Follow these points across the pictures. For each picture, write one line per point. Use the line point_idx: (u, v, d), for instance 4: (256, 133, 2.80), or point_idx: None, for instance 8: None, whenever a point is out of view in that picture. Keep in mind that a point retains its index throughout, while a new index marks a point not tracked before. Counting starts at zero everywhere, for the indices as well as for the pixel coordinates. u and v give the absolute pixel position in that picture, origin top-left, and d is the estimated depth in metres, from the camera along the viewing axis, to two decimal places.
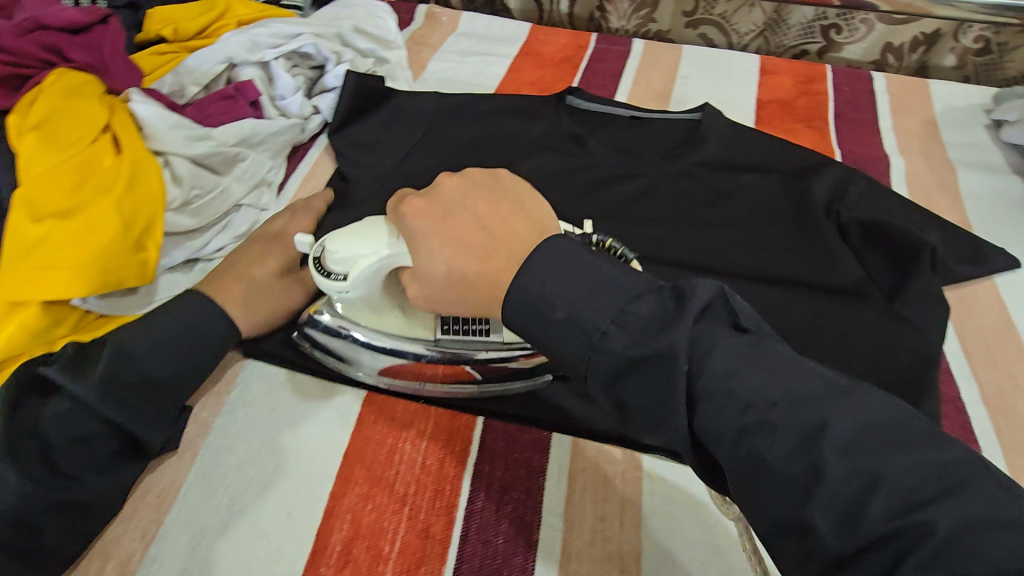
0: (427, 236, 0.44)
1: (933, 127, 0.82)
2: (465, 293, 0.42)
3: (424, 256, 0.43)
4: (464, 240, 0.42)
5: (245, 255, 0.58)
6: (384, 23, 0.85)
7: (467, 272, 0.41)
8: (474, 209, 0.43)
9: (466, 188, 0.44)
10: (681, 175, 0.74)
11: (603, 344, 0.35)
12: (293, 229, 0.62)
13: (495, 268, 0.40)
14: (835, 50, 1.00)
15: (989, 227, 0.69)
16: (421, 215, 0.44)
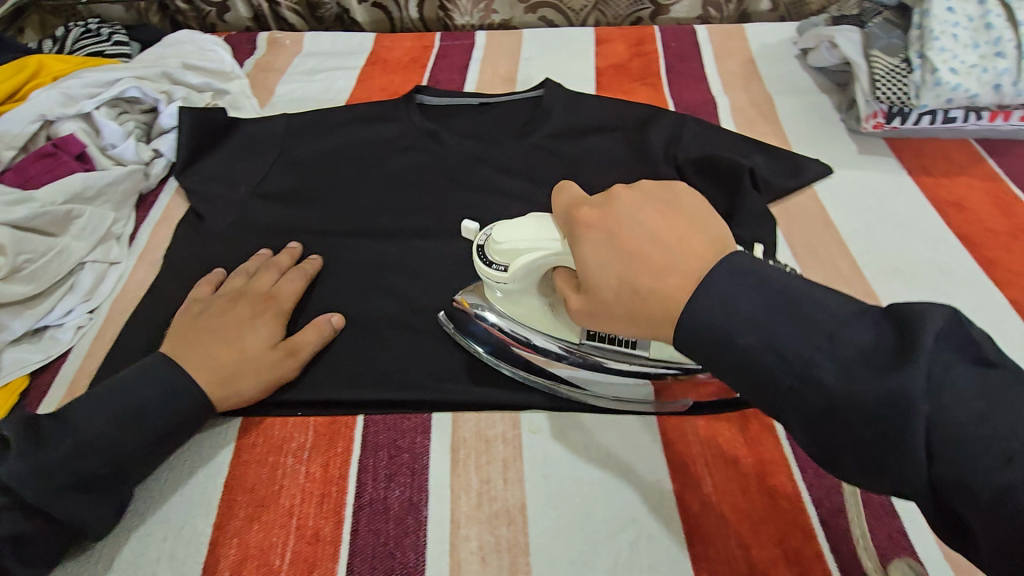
0: (592, 250, 0.39)
1: (752, 65, 0.91)
2: (635, 316, 0.37)
3: (593, 267, 0.39)
4: (635, 256, 0.37)
5: (232, 317, 0.55)
6: (217, 54, 0.85)
7: (638, 287, 0.36)
8: (649, 227, 0.38)
9: (645, 206, 0.39)
10: (531, 150, 0.78)
11: (810, 374, 0.32)
12: (284, 290, 0.59)
13: (670, 287, 0.36)
14: (663, 12, 1.08)
15: (806, 144, 0.76)
16: (597, 227, 0.39)
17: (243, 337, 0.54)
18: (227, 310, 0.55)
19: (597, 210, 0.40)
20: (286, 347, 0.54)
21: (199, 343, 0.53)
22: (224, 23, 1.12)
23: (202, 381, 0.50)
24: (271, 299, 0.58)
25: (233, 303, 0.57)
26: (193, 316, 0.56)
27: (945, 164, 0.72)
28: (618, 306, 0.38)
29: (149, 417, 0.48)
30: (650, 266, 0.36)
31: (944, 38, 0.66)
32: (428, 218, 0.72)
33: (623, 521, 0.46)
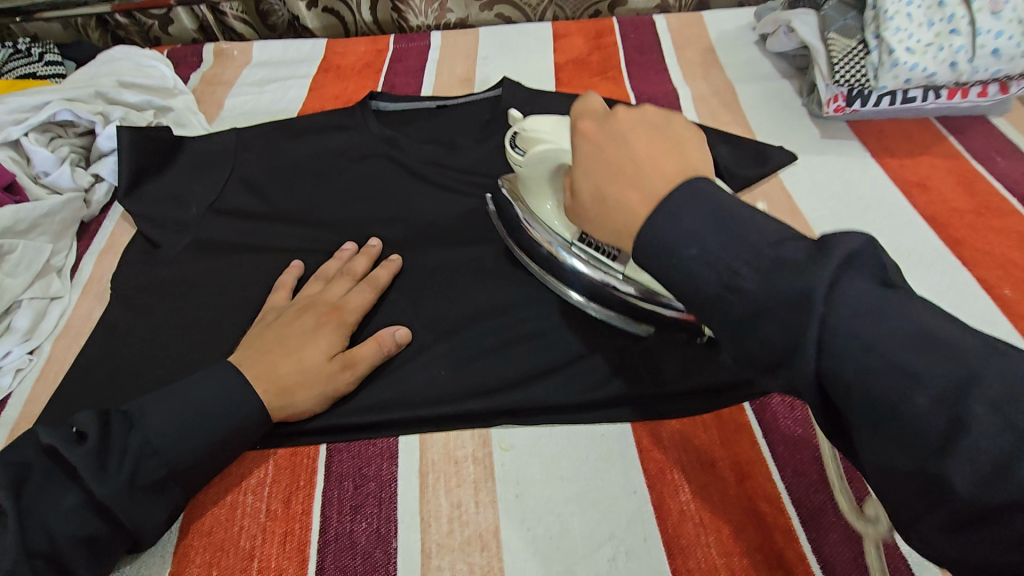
0: (581, 159, 0.40)
1: (711, 53, 0.90)
2: (604, 225, 0.38)
3: (578, 176, 0.40)
4: (615, 171, 0.37)
5: (297, 325, 0.53)
6: (157, 70, 0.81)
7: (608, 194, 0.37)
8: (632, 141, 0.37)
9: (634, 120, 0.39)
10: (492, 152, 0.76)
11: (734, 286, 0.30)
12: (353, 301, 0.56)
13: (633, 201, 0.35)
14: (621, 3, 1.06)
15: (768, 131, 0.76)
16: (590, 139, 0.40)
17: (305, 347, 0.51)
18: (294, 320, 0.54)
19: (594, 123, 0.41)
20: (345, 362, 0.51)
21: (262, 354, 0.50)
22: (168, 36, 1.07)
23: (264, 391, 0.48)
24: (338, 308, 0.55)
25: (300, 313, 0.55)
26: (264, 327, 0.54)
27: (909, 145, 0.71)
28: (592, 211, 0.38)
29: (214, 425, 0.46)
30: (624, 174, 0.36)
31: (899, 17, 0.64)
32: (388, 228, 0.69)
33: (601, 537, 0.44)
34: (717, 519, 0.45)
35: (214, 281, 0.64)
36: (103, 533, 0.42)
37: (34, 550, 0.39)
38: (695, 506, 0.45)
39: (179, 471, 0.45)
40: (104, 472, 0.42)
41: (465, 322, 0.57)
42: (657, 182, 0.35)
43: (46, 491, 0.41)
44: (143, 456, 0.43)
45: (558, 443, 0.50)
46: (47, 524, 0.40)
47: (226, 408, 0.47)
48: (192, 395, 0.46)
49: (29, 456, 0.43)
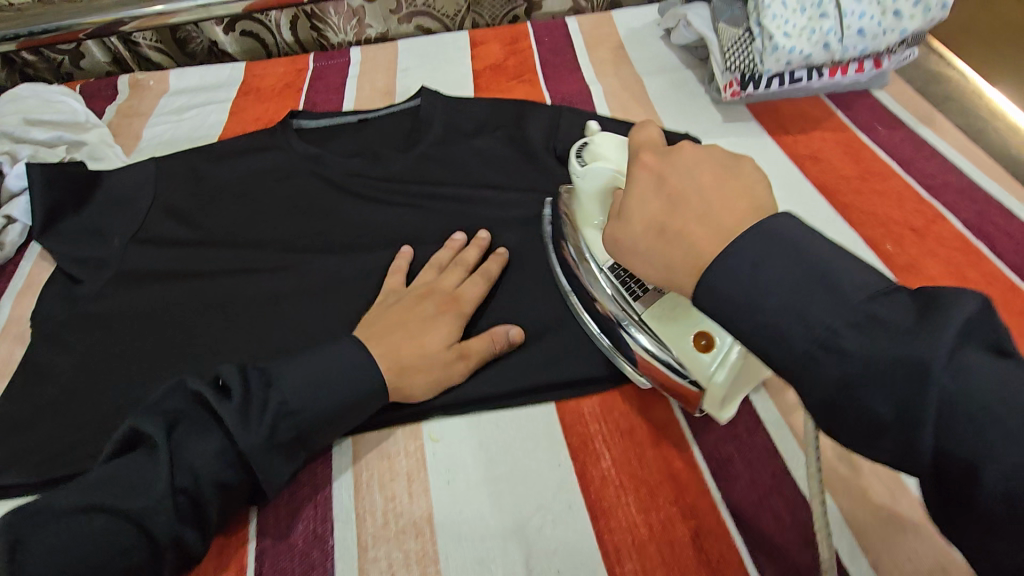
0: (639, 187, 0.42)
1: (621, 50, 0.94)
2: (654, 258, 0.40)
3: (631, 203, 0.42)
4: (676, 202, 0.39)
5: (418, 311, 0.55)
6: (66, 105, 0.81)
7: (667, 231, 0.39)
8: (698, 181, 0.39)
9: (701, 160, 0.40)
10: (415, 160, 0.77)
11: (834, 344, 0.31)
12: (468, 291, 0.58)
13: (695, 234, 0.37)
14: (536, 8, 1.10)
15: (675, 119, 0.80)
16: (650, 170, 0.42)
17: (426, 332, 0.53)
18: (414, 309, 0.55)
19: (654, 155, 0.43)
20: (460, 357, 0.52)
21: (386, 335, 0.52)
22: (81, 71, 1.06)
23: (384, 370, 0.50)
24: (458, 299, 0.57)
25: (420, 301, 0.56)
26: (383, 308, 0.57)
27: (800, 121, 0.77)
28: (644, 237, 0.40)
29: (339, 387, 0.48)
30: (684, 208, 0.39)
31: (775, 6, 0.69)
32: (316, 241, 0.70)
33: (530, 511, 0.47)
34: (637, 481, 0.48)
35: (140, 310, 0.64)
36: (234, 481, 0.44)
37: (179, 486, 0.42)
38: (616, 471, 0.48)
39: (304, 431, 0.47)
40: (247, 422, 0.44)
41: None
42: (717, 219, 0.37)
43: (191, 434, 0.44)
44: (279, 414, 0.45)
45: (487, 429, 0.52)
46: (193, 464, 0.43)
47: (348, 383, 0.48)
48: (320, 361, 0.48)
49: (180, 405, 0.45)
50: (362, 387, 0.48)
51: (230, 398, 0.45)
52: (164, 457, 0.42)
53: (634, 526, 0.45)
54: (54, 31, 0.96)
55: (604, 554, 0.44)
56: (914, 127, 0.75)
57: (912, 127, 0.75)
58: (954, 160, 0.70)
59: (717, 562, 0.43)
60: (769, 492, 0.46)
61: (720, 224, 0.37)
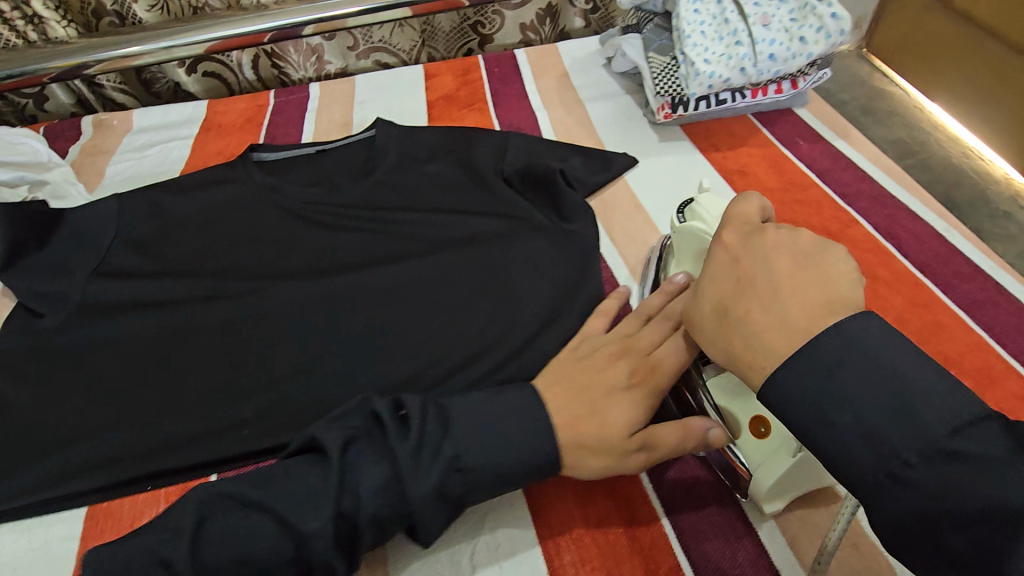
0: (714, 266, 0.44)
1: (566, 78, 1.00)
2: (712, 340, 0.42)
3: (704, 283, 0.44)
4: (748, 287, 0.41)
5: (608, 376, 0.51)
6: (28, 146, 0.83)
7: (730, 313, 0.41)
8: (773, 269, 0.41)
9: (780, 248, 0.42)
10: (371, 188, 0.81)
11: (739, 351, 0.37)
12: (665, 363, 0.52)
13: (762, 323, 0.39)
14: (488, 42, 1.18)
15: (615, 141, 0.86)
16: (729, 251, 0.44)
17: (611, 408, 0.49)
18: (599, 373, 0.52)
19: (736, 235, 0.44)
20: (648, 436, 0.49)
21: (574, 402, 0.50)
22: (45, 112, 1.09)
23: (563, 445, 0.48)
24: (656, 368, 0.52)
25: (613, 362, 0.53)
26: (573, 361, 0.54)
27: (730, 139, 0.83)
28: (715, 315, 0.42)
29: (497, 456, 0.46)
30: (758, 296, 0.40)
31: (695, 36, 0.75)
32: (274, 267, 0.73)
33: (478, 511, 0.51)
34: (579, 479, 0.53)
35: (102, 343, 0.65)
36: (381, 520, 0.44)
37: (343, 510, 0.43)
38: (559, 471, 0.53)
39: (469, 485, 0.46)
40: (417, 465, 0.45)
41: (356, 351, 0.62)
42: (790, 313, 0.38)
43: (364, 458, 0.46)
44: (449, 467, 0.45)
45: None
46: (359, 489, 0.44)
47: (525, 445, 0.47)
48: (500, 417, 0.48)
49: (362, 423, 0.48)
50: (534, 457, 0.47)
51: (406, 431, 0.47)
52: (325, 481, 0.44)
53: (570, 519, 0.50)
54: (18, 77, 0.98)
55: (543, 546, 0.49)
56: (831, 141, 0.81)
57: (829, 141, 0.81)
58: (867, 170, 0.76)
59: (644, 548, 0.48)
60: (695, 486, 0.52)
61: (792, 319, 0.38)
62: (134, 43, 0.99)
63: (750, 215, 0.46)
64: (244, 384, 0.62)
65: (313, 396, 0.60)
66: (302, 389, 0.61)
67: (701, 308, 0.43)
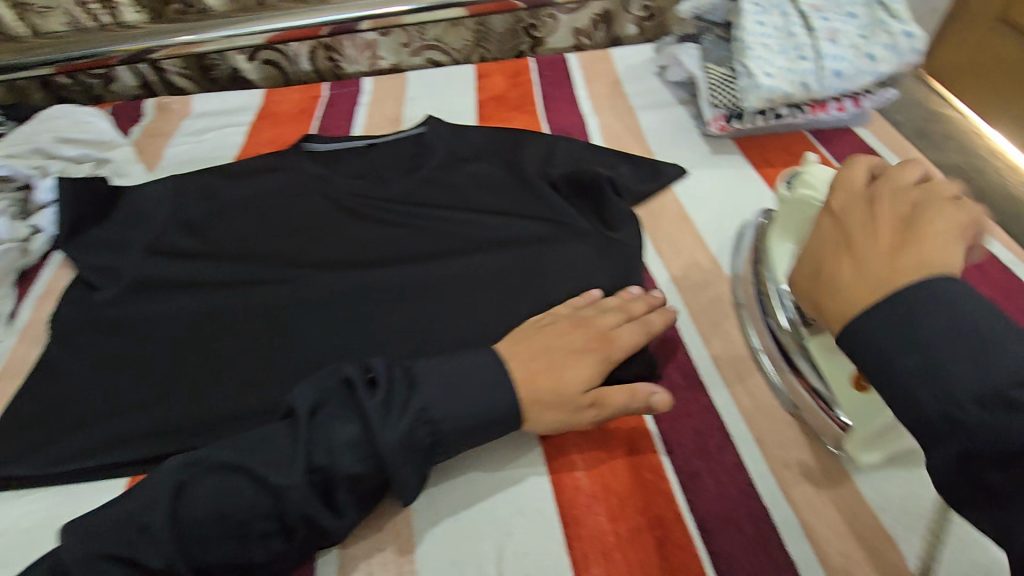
0: (824, 227, 0.46)
1: (618, 85, 0.99)
2: (807, 291, 0.44)
3: (809, 243, 0.46)
4: (846, 245, 0.43)
5: (566, 342, 0.52)
6: (94, 125, 0.86)
7: (825, 268, 0.43)
8: (884, 228, 0.42)
9: (888, 214, 0.43)
10: (418, 184, 0.81)
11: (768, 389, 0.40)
12: (623, 336, 0.53)
13: (851, 275, 0.41)
14: (540, 45, 1.18)
15: (665, 150, 0.84)
16: (834, 215, 0.46)
17: (567, 368, 0.50)
18: (556, 336, 0.53)
19: (845, 199, 0.46)
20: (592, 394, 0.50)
21: (532, 359, 0.50)
22: (111, 94, 1.14)
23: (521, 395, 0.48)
24: (612, 340, 0.53)
25: (572, 329, 0.53)
26: (535, 328, 0.54)
27: (784, 155, 0.81)
28: (812, 270, 0.44)
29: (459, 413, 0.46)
30: (856, 251, 0.42)
31: (757, 48, 0.73)
32: (319, 255, 0.74)
33: (504, 515, 0.49)
34: (610, 489, 0.50)
35: (151, 319, 0.67)
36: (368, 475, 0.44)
37: (318, 465, 0.44)
38: (590, 480, 0.50)
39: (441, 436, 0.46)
40: (387, 417, 0.44)
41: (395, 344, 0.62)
42: (884, 266, 0.39)
43: (334, 419, 0.45)
44: (417, 419, 0.45)
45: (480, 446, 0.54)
46: (331, 450, 0.44)
47: None
48: (462, 374, 0.48)
49: (330, 382, 0.47)
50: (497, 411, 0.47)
51: (374, 392, 0.46)
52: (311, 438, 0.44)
53: (599, 533, 0.47)
54: (88, 58, 1.02)
55: (570, 559, 0.46)
56: (892, 162, 0.78)
57: (890, 163, 0.78)
58: None
59: (678, 571, 0.45)
60: (734, 510, 0.48)
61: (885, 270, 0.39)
62: (199, 31, 1.03)
63: (867, 181, 0.47)
64: (282, 370, 0.62)
65: None
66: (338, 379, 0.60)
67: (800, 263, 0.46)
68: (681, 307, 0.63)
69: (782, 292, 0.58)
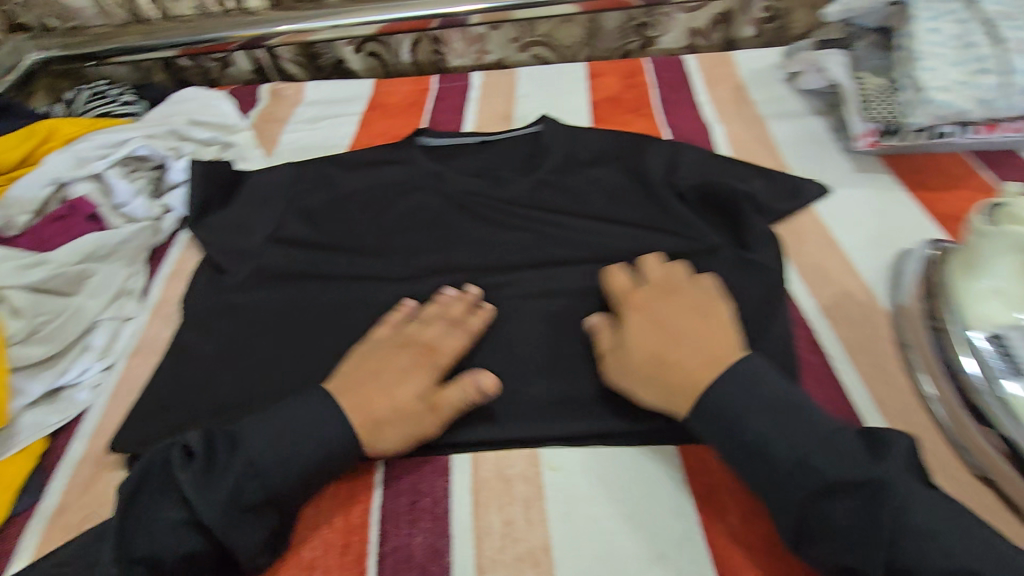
0: (632, 326, 0.54)
1: (742, 90, 0.93)
2: (621, 377, 0.53)
3: (624, 336, 0.55)
4: (653, 340, 0.52)
5: (393, 365, 0.54)
6: (222, 109, 0.88)
7: (646, 362, 0.51)
8: (661, 340, 0.52)
9: (688, 310, 0.54)
10: (536, 185, 0.78)
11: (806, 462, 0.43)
12: (447, 344, 0.57)
13: (696, 364, 0.49)
14: (651, 44, 1.13)
15: (802, 165, 0.78)
16: (650, 313, 0.55)
17: (397, 385, 0.53)
18: (383, 360, 0.55)
19: (643, 296, 0.58)
20: (415, 401, 0.52)
21: (363, 391, 0.51)
22: (226, 78, 1.17)
23: (358, 424, 0.50)
24: (434, 350, 0.56)
25: (397, 351, 0.56)
26: (363, 354, 0.56)
27: (946, 179, 0.72)
28: (643, 368, 0.51)
29: (306, 445, 0.48)
30: (662, 343, 0.52)
31: (930, 58, 0.68)
32: (436, 253, 0.72)
33: (656, 557, 0.46)
34: (772, 542, 0.46)
35: (274, 308, 0.66)
36: (202, 550, 0.44)
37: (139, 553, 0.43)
38: (750, 531, 0.47)
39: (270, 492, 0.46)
40: (208, 480, 0.45)
41: (520, 353, 0.60)
42: (697, 341, 0.51)
43: (153, 500, 0.45)
44: (244, 471, 0.45)
45: (623, 477, 0.50)
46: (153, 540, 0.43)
47: None
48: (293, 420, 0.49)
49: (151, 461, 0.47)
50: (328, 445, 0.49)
51: (192, 466, 0.46)
52: (127, 525, 0.44)
53: None
54: (208, 43, 1.05)
55: None
56: None
57: None
58: None
59: None
60: None
61: (702, 349, 0.50)
62: (315, 19, 1.03)
63: (675, 274, 0.60)
64: None
65: None
66: None
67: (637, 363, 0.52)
68: (835, 344, 0.58)
69: (969, 334, 0.54)
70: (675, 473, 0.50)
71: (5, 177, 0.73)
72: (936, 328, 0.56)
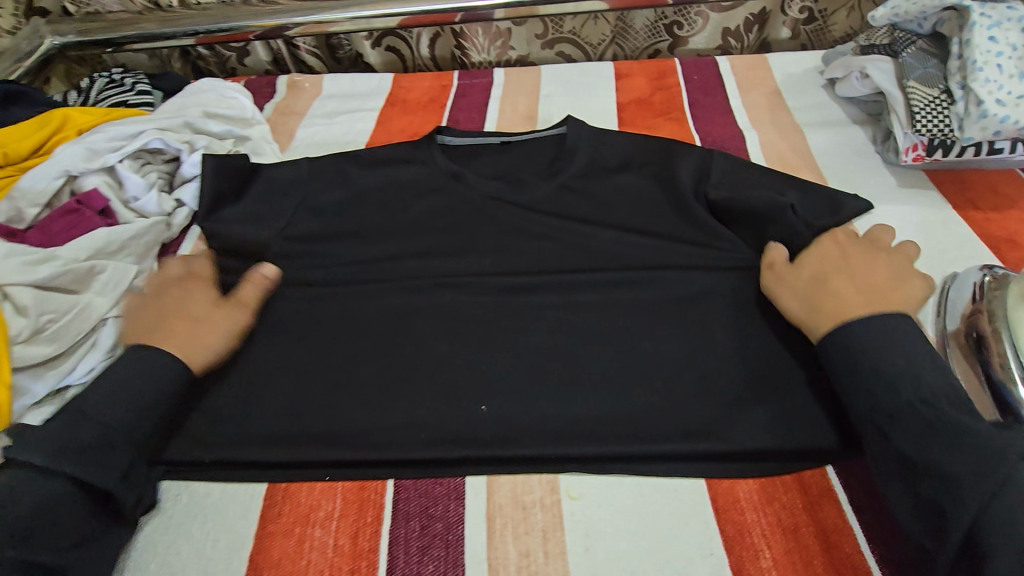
0: (823, 249, 0.60)
1: (777, 96, 0.89)
2: (776, 286, 0.58)
3: (803, 261, 0.59)
4: (843, 267, 0.57)
5: (172, 298, 0.60)
6: (238, 101, 0.86)
7: (822, 281, 0.56)
8: (852, 265, 0.57)
9: (890, 258, 0.58)
10: (560, 192, 0.73)
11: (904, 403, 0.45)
12: (204, 268, 0.66)
13: (853, 299, 0.52)
14: (681, 44, 1.08)
15: (840, 178, 0.74)
16: (852, 244, 0.60)
17: (183, 305, 0.60)
18: (157, 298, 0.61)
19: (828, 241, 0.61)
20: (198, 304, 0.60)
21: (171, 328, 0.57)
22: (243, 68, 1.14)
23: (179, 346, 0.55)
24: (199, 273, 0.65)
25: (165, 289, 0.62)
26: (151, 308, 0.60)
27: (994, 198, 0.69)
28: (811, 281, 0.56)
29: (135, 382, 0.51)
30: (855, 274, 0.56)
31: (989, 68, 0.64)
32: (453, 258, 0.69)
33: None
34: None
35: (285, 311, 0.64)
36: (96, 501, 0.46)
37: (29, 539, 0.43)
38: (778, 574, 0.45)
39: (113, 432, 0.49)
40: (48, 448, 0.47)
41: (539, 371, 0.57)
42: (875, 285, 0.54)
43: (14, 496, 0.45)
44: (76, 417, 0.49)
45: (644, 512, 0.49)
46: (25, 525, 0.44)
47: None
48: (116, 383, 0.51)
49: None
50: (159, 379, 0.52)
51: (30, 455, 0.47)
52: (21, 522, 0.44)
53: None
54: (226, 32, 1.02)
55: None
56: None
57: None
58: None
59: None
60: None
61: (893, 287, 0.54)
62: (335, 9, 1.00)
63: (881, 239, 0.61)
64: (417, 384, 0.57)
65: (492, 413, 0.54)
66: (480, 402, 0.55)
67: (802, 282, 0.56)
68: None
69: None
70: (700, 509, 0.49)
71: (15, 167, 0.71)
72: (995, 362, 0.52)
